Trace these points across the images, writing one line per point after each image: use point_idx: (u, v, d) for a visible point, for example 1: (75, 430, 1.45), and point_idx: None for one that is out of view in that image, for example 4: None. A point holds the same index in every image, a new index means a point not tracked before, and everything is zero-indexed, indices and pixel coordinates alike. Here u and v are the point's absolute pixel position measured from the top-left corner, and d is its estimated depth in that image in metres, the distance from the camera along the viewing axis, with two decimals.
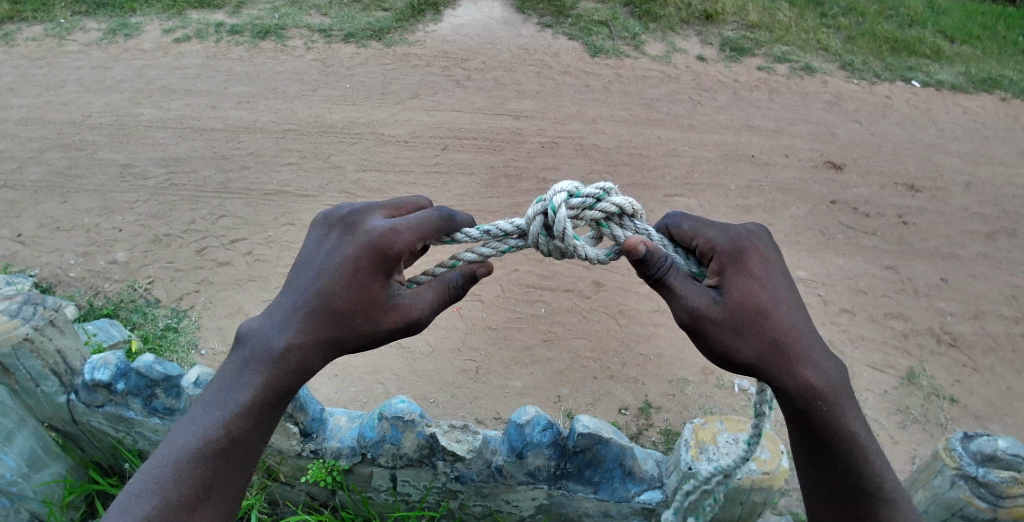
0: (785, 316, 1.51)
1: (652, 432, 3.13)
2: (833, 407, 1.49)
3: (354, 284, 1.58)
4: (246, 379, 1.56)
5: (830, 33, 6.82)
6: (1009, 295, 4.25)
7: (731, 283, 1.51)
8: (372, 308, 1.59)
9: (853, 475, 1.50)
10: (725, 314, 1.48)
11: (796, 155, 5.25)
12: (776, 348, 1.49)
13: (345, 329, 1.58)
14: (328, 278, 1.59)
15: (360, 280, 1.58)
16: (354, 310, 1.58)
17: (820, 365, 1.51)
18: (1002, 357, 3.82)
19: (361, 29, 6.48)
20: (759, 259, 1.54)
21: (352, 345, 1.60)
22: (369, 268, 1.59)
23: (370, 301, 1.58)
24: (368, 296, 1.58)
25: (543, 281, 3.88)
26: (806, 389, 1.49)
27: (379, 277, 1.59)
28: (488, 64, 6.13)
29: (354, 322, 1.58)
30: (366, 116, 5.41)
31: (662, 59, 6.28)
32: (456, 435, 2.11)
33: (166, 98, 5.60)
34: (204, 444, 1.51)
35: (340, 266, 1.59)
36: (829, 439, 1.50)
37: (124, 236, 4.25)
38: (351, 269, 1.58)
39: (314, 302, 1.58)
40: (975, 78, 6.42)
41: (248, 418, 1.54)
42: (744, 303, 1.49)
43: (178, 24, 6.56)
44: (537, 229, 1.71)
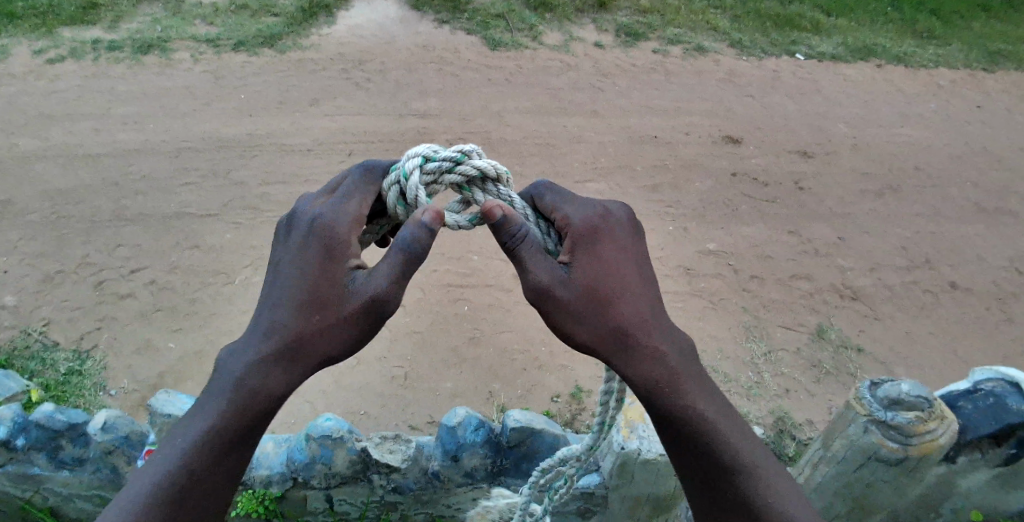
0: (641, 301, 1.39)
1: (586, 416, 3.20)
2: (690, 400, 1.36)
3: (309, 272, 1.36)
4: (211, 404, 1.31)
5: (717, 13, 7.12)
6: (899, 246, 4.57)
7: (582, 263, 1.39)
8: (330, 301, 1.35)
9: (721, 474, 1.35)
10: (576, 296, 1.36)
11: (696, 132, 5.46)
12: (627, 335, 1.36)
13: (305, 329, 1.34)
14: (282, 276, 1.38)
15: (314, 270, 1.36)
16: (310, 303, 1.35)
17: (678, 353, 1.39)
18: (899, 304, 4.10)
19: (252, 37, 6.25)
20: (619, 239, 1.43)
21: (318, 351, 1.34)
22: (319, 255, 1.37)
23: (327, 292, 1.36)
24: (320, 287, 1.36)
25: (463, 280, 3.89)
26: (648, 373, 1.36)
27: (333, 263, 1.37)
28: (388, 64, 6.05)
29: (318, 315, 1.35)
30: (266, 127, 5.23)
31: (561, 48, 6.37)
32: (389, 446, 2.10)
33: (43, 126, 5.21)
34: (161, 486, 1.24)
35: (292, 260, 1.38)
36: (694, 435, 1.35)
37: (11, 280, 3.93)
38: (292, 267, 1.37)
39: (276, 304, 1.36)
40: (852, 47, 6.86)
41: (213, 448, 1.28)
42: (594, 286, 1.37)
43: (49, 44, 6.12)
44: (393, 200, 1.53)
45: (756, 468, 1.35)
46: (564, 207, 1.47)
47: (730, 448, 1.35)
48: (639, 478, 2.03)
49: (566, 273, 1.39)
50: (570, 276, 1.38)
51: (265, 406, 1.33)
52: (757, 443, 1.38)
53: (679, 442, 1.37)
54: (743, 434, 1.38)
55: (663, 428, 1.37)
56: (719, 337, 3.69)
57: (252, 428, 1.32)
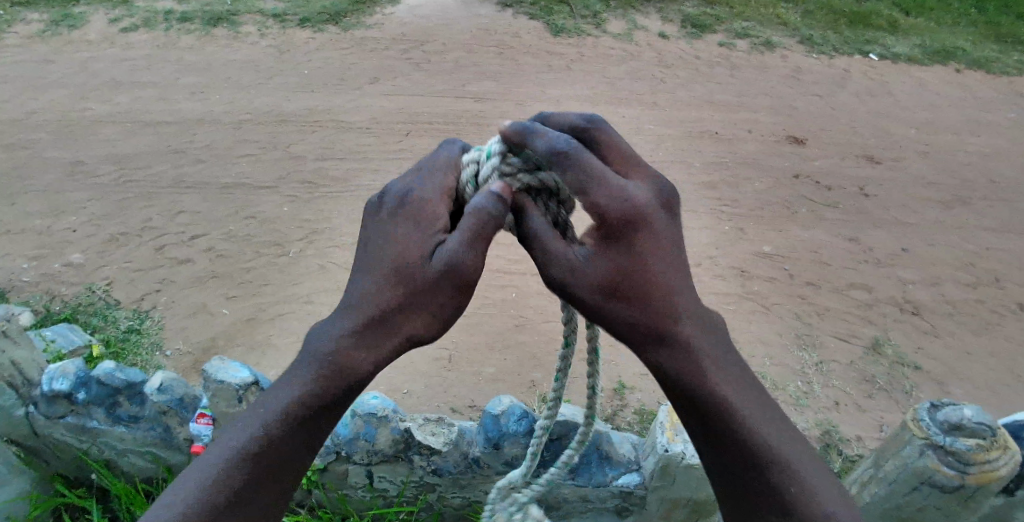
0: (672, 292, 1.21)
1: (628, 412, 3.15)
2: (720, 400, 1.18)
3: (395, 243, 1.25)
4: (290, 381, 1.21)
5: (788, 7, 6.89)
6: (966, 261, 4.36)
7: (604, 252, 1.20)
8: (415, 272, 1.23)
9: (752, 484, 1.18)
10: (594, 291, 1.20)
11: (758, 129, 5.30)
12: (651, 333, 1.19)
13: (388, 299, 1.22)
14: (370, 245, 1.28)
15: (403, 238, 1.26)
16: (395, 273, 1.23)
17: (712, 350, 1.21)
18: (962, 322, 3.92)
19: (317, 14, 6.34)
20: (652, 221, 1.19)
21: (403, 326, 1.22)
22: (406, 226, 1.27)
23: (415, 261, 1.24)
24: (406, 254, 1.24)
25: (511, 266, 3.89)
26: (675, 369, 1.19)
27: (422, 230, 1.27)
28: (448, 46, 6.05)
29: (401, 288, 1.22)
30: (326, 103, 5.30)
31: (624, 37, 6.26)
32: (432, 429, 2.12)
33: (114, 92, 5.40)
34: (240, 463, 1.17)
35: (381, 228, 1.28)
36: (721, 441, 1.19)
37: (78, 238, 4.09)
38: (377, 237, 1.27)
39: (359, 276, 1.25)
40: (929, 49, 6.55)
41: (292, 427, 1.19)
42: (613, 278, 1.19)
43: (124, 13, 6.33)
44: (466, 176, 1.41)
45: (795, 472, 1.18)
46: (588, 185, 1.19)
47: (765, 451, 1.18)
48: (680, 482, 1.99)
49: (584, 262, 1.21)
50: (590, 267, 1.20)
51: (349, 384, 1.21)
52: (792, 440, 1.21)
53: (708, 449, 1.20)
54: (779, 434, 1.21)
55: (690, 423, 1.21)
56: (769, 342, 3.60)
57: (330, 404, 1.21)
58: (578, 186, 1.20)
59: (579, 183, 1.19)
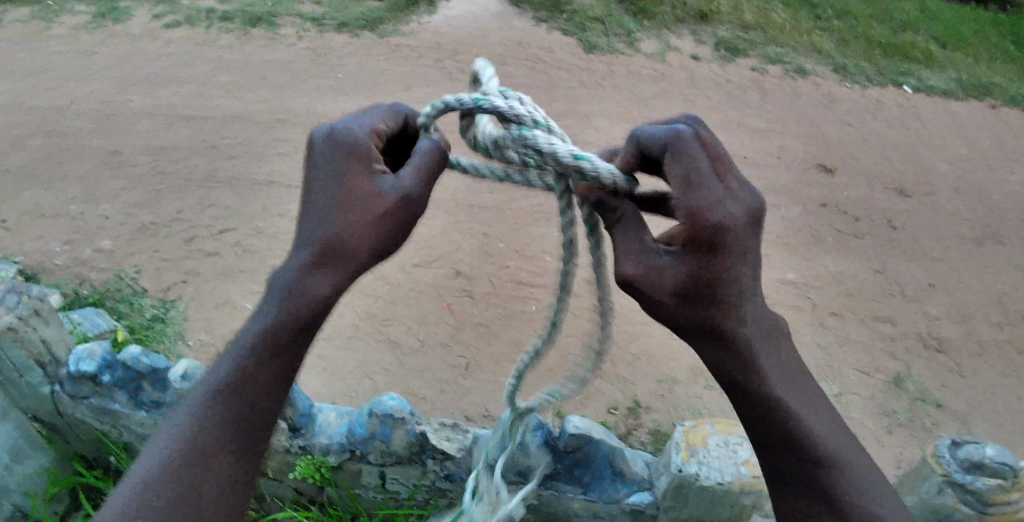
0: (741, 296, 1.28)
1: (642, 431, 3.15)
2: (770, 393, 1.30)
3: (344, 186, 1.36)
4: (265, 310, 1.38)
5: (823, 35, 6.87)
6: (995, 300, 4.29)
7: (687, 258, 1.25)
8: (371, 209, 1.36)
9: (790, 465, 1.33)
10: (670, 293, 1.27)
11: (788, 156, 5.27)
12: (720, 335, 1.28)
13: (338, 236, 1.35)
14: (316, 191, 1.36)
15: (345, 181, 1.36)
16: (353, 210, 1.35)
17: (767, 350, 1.31)
18: (987, 362, 3.85)
19: (354, 19, 6.44)
20: (741, 232, 1.23)
21: (361, 254, 1.37)
22: (352, 168, 1.36)
23: (359, 200, 1.36)
24: (350, 193, 1.35)
25: (533, 278, 3.90)
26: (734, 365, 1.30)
27: (360, 169, 1.37)
28: (481, 57, 6.11)
29: (361, 223, 1.36)
30: (358, 107, 5.38)
31: (657, 57, 6.28)
32: (447, 434, 2.11)
33: (154, 85, 5.53)
34: (221, 392, 1.35)
35: (324, 174, 1.36)
36: (768, 431, 1.31)
37: (110, 225, 4.19)
38: (327, 180, 1.36)
39: (315, 215, 1.36)
40: (966, 83, 6.47)
41: (258, 369, 1.36)
42: (693, 284, 1.25)
43: (167, 10, 6.49)
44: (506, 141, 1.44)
45: (839, 463, 1.32)
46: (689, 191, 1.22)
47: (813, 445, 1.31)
48: (694, 504, 1.98)
49: (665, 266, 1.27)
50: (670, 272, 1.26)
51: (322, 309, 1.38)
52: (837, 432, 1.34)
53: (763, 440, 1.34)
54: (818, 424, 1.33)
55: (750, 416, 1.33)
56: None
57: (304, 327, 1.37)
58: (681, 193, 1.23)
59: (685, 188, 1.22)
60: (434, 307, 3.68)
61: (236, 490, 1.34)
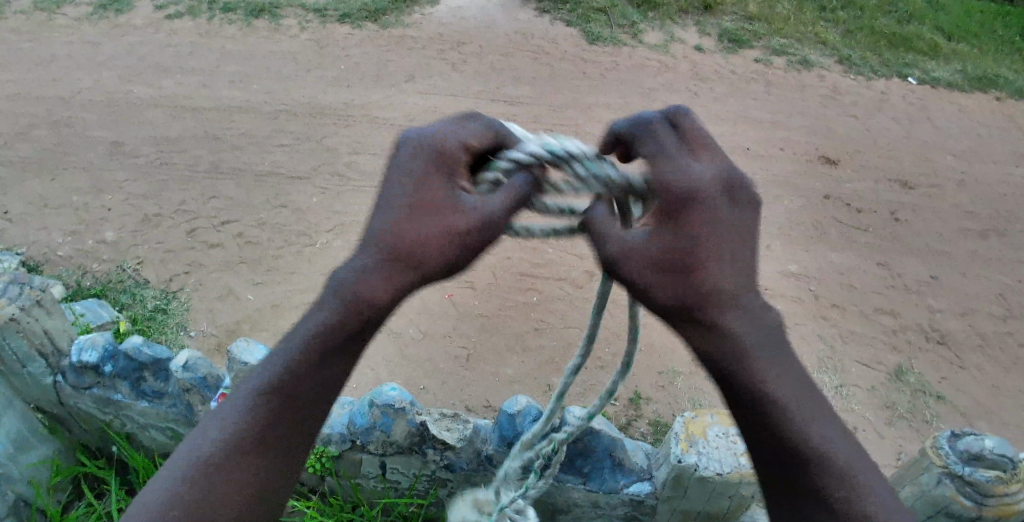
0: (726, 270, 1.11)
1: (642, 423, 3.15)
2: (770, 393, 1.09)
3: (415, 185, 1.17)
4: (317, 312, 1.17)
5: (829, 27, 6.83)
6: (998, 294, 4.28)
7: (663, 230, 1.12)
8: (444, 215, 1.16)
9: (797, 471, 1.10)
10: (647, 266, 1.12)
11: (792, 148, 5.25)
12: (701, 320, 1.10)
13: (403, 243, 1.14)
14: (390, 188, 1.17)
15: (421, 180, 1.17)
16: (421, 213, 1.15)
17: (766, 335, 1.11)
18: (989, 355, 3.84)
19: (357, 10, 6.41)
20: (718, 198, 1.12)
21: (428, 263, 1.15)
22: (427, 168, 1.18)
23: (434, 204, 1.16)
24: (423, 197, 1.16)
25: (535, 270, 3.90)
26: (723, 353, 1.10)
27: (438, 176, 1.18)
28: (484, 48, 6.09)
29: (430, 230, 1.15)
30: (361, 98, 5.36)
31: (661, 49, 6.25)
32: (447, 424, 2.14)
33: (157, 76, 5.52)
34: (258, 402, 1.16)
35: (398, 174, 1.18)
36: (767, 431, 1.10)
37: (113, 216, 4.19)
38: (401, 181, 1.17)
39: (381, 207, 1.17)
40: (972, 76, 6.43)
41: (296, 380, 1.16)
42: (671, 253, 1.11)
43: (170, 1, 6.48)
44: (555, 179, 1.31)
45: (849, 476, 1.10)
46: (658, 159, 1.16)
47: (816, 452, 1.09)
48: (693, 494, 1.99)
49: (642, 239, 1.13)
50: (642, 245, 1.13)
51: (373, 319, 1.15)
52: (848, 438, 1.13)
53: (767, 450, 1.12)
54: (826, 424, 1.12)
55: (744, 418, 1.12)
56: None
57: (357, 335, 1.16)
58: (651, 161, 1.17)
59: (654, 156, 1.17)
60: (435, 299, 3.68)
61: (253, 502, 1.16)
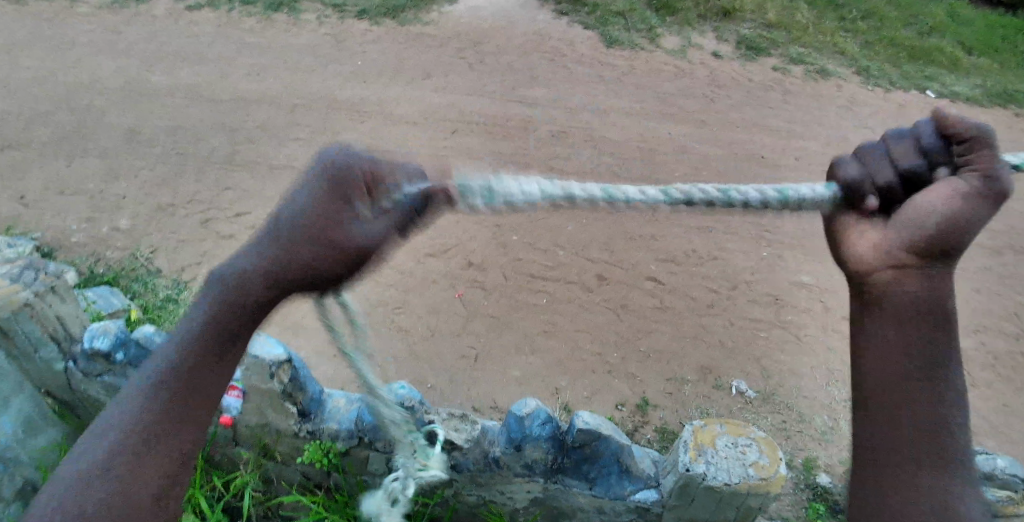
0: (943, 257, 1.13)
1: (648, 429, 3.13)
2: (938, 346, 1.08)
3: (320, 211, 1.10)
4: (205, 301, 1.15)
5: (848, 37, 6.80)
6: (1013, 312, 4.23)
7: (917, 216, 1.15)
8: (337, 229, 1.10)
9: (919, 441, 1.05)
10: (911, 244, 1.13)
11: (807, 158, 5.20)
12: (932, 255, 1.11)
13: (292, 275, 1.12)
14: (292, 211, 1.12)
15: (322, 197, 1.11)
16: (323, 243, 1.10)
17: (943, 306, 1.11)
18: (1001, 374, 3.80)
19: (376, 7, 6.43)
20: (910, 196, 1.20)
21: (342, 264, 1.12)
22: (331, 197, 1.11)
23: (330, 239, 1.10)
24: (321, 237, 1.10)
25: (546, 271, 3.93)
26: (926, 298, 1.09)
27: (336, 209, 1.10)
28: (502, 48, 6.09)
29: (334, 256, 1.11)
30: (376, 94, 5.37)
31: (678, 54, 6.23)
32: (455, 424, 2.19)
33: (176, 66, 5.55)
34: (156, 398, 1.11)
35: (302, 193, 1.12)
36: (915, 366, 1.07)
37: (128, 203, 4.22)
38: (307, 203, 1.11)
39: (284, 227, 1.12)
40: (991, 90, 6.36)
41: (176, 382, 1.12)
42: (947, 241, 1.11)
43: None
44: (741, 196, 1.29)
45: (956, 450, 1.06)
46: (980, 151, 1.14)
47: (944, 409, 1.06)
48: (700, 503, 1.99)
49: (944, 226, 1.11)
50: (928, 221, 1.13)
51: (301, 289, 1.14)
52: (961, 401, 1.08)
53: (905, 377, 1.07)
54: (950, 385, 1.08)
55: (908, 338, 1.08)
56: (799, 374, 3.52)
57: (239, 326, 1.15)
58: (897, 148, 1.22)
59: (983, 147, 1.14)
60: (444, 298, 3.69)
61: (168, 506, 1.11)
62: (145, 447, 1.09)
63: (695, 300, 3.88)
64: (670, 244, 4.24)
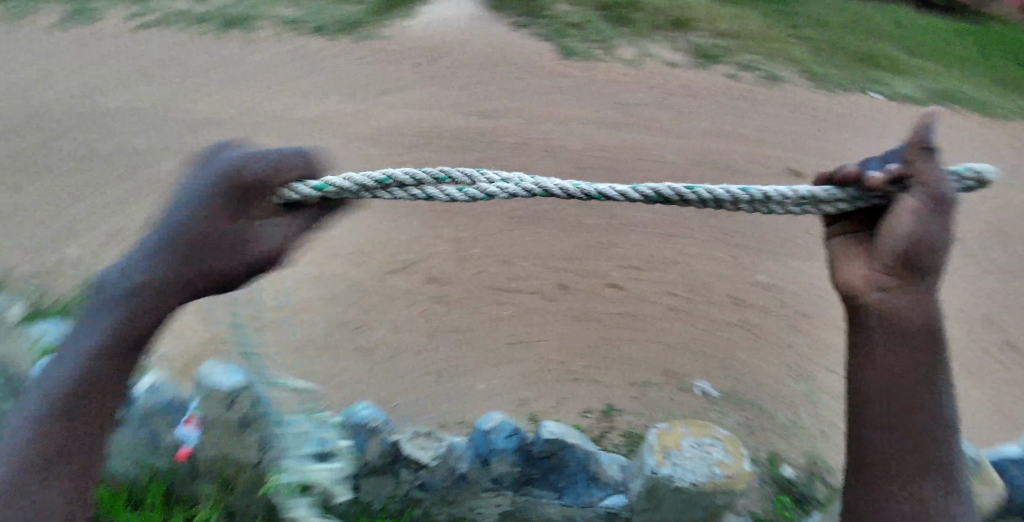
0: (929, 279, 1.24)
1: (615, 434, 3.16)
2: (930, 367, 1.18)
3: (220, 218, 1.33)
4: (118, 299, 1.32)
5: (796, 43, 7.01)
6: (963, 302, 4.36)
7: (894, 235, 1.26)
8: (239, 235, 1.34)
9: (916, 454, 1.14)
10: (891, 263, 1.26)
11: (761, 161, 5.33)
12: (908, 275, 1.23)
13: (201, 273, 1.32)
14: (187, 215, 1.33)
15: (215, 204, 1.33)
16: (222, 244, 1.32)
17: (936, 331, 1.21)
18: (953, 363, 3.92)
19: (332, 23, 6.42)
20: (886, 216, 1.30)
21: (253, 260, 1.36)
22: (228, 207, 1.33)
23: (231, 242, 1.33)
24: (219, 239, 1.32)
25: (509, 283, 3.95)
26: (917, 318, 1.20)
27: (229, 215, 1.33)
28: (460, 62, 6.12)
29: (235, 257, 1.34)
30: (334, 111, 5.34)
31: (633, 63, 6.35)
32: (421, 442, 2.16)
33: (128, 88, 5.46)
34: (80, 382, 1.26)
35: (194, 202, 1.34)
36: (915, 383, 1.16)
37: (80, 230, 4.12)
38: (204, 208, 1.33)
39: (180, 228, 1.32)
40: (933, 91, 6.61)
41: (95, 379, 1.27)
42: (920, 259, 1.22)
43: (144, 12, 6.40)
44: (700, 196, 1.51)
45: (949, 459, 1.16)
46: (923, 160, 1.26)
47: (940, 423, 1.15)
48: (668, 505, 1.98)
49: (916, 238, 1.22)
50: (898, 244, 1.25)
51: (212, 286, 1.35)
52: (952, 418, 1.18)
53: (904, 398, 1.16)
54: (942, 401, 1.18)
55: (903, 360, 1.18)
56: (760, 372, 3.59)
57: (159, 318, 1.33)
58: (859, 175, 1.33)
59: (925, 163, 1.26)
60: (407, 314, 3.69)
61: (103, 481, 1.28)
62: (81, 422, 1.25)
63: (657, 304, 3.93)
64: (630, 251, 4.30)
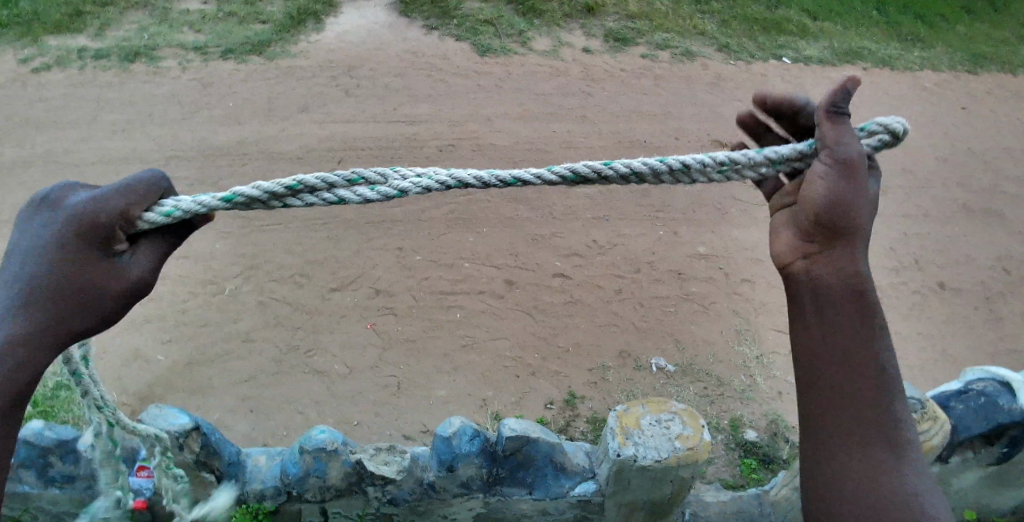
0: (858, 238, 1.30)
1: (580, 422, 3.19)
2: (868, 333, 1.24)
3: (73, 264, 1.19)
4: None
5: (705, 18, 7.19)
6: (888, 248, 4.58)
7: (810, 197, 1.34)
8: (103, 274, 1.22)
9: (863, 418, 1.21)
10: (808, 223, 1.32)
11: (685, 137, 5.47)
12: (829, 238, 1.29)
13: (68, 324, 1.19)
14: (34, 265, 1.17)
15: (69, 248, 1.19)
16: (84, 289, 1.20)
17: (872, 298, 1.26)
18: (886, 306, 4.12)
19: (240, 45, 6.22)
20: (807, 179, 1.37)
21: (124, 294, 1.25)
22: (83, 249, 1.20)
23: (99, 283, 1.21)
24: (82, 283, 1.19)
25: (455, 286, 3.93)
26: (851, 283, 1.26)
27: (92, 252, 1.21)
28: (378, 71, 6.04)
29: (106, 300, 1.22)
30: (254, 135, 5.19)
31: (551, 54, 6.39)
32: (384, 458, 2.09)
33: (28, 134, 5.16)
34: None
35: (37, 250, 1.18)
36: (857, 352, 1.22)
37: None
38: (52, 254, 1.18)
39: (31, 283, 1.16)
40: (838, 51, 6.90)
41: None
42: (837, 220, 1.29)
43: (34, 52, 6.04)
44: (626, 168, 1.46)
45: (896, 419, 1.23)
46: (834, 124, 1.34)
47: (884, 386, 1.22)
48: (636, 484, 2.05)
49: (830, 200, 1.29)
50: (818, 204, 1.31)
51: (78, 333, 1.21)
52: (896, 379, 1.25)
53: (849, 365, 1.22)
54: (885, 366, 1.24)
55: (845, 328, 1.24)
56: (710, 341, 3.69)
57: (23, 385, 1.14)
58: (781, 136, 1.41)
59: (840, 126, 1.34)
60: (356, 331, 3.63)
61: None
62: None
63: (604, 289, 3.99)
64: (571, 239, 4.33)
